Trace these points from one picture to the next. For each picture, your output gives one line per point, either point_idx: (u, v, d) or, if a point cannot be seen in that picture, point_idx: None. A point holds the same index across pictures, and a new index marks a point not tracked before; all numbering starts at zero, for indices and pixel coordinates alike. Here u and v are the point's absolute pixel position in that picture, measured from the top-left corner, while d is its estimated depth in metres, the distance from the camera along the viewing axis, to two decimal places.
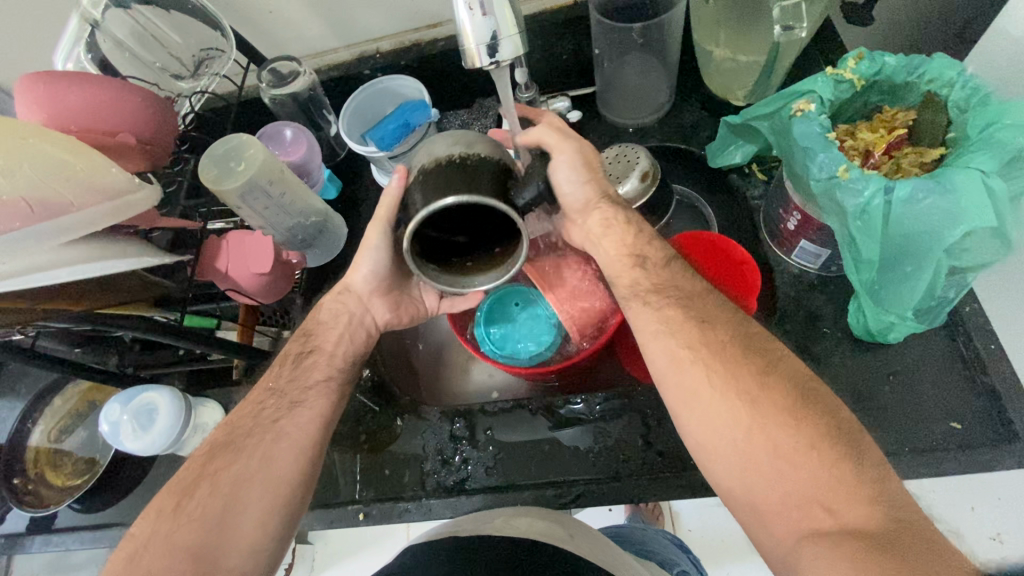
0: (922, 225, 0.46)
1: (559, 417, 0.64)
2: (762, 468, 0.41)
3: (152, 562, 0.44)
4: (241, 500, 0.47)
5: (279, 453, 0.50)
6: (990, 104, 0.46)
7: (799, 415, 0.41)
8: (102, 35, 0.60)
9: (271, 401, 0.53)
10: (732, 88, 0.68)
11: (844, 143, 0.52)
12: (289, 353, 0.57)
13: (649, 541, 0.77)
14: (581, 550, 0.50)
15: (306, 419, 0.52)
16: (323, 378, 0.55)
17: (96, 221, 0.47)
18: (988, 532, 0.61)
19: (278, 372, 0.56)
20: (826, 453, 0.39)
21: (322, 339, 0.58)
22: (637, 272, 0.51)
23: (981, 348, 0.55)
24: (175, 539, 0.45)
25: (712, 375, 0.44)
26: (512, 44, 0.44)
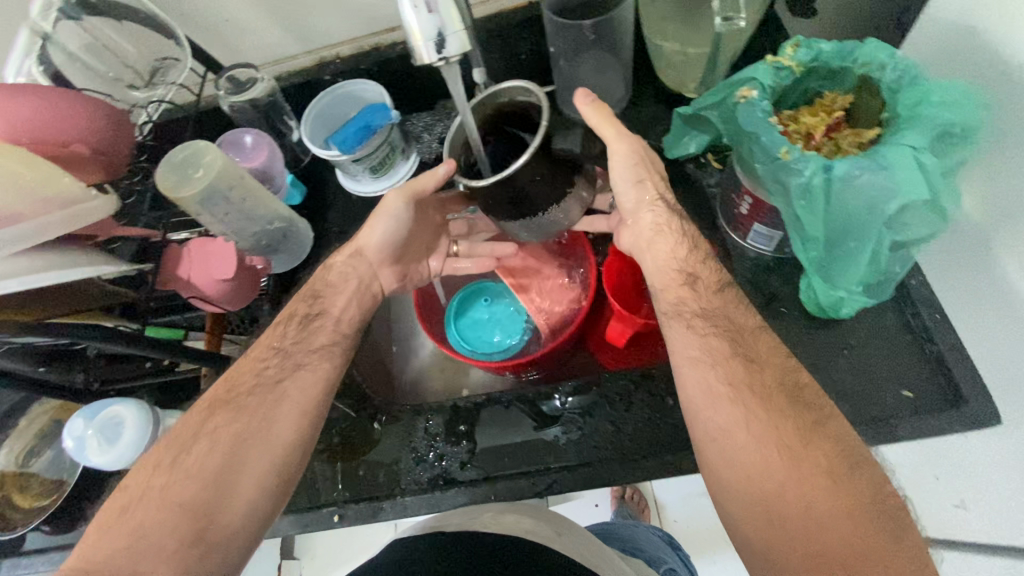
0: (862, 202, 0.48)
1: (544, 416, 0.64)
2: (792, 526, 0.40)
3: (143, 516, 0.44)
4: (239, 460, 0.48)
5: (278, 416, 0.50)
6: (919, 85, 0.49)
7: (842, 481, 0.40)
8: (53, 47, 0.58)
9: (274, 359, 0.54)
10: (684, 81, 0.71)
11: (787, 127, 0.54)
12: (295, 313, 0.58)
13: (638, 538, 0.78)
14: (566, 549, 0.50)
15: (308, 379, 0.53)
16: (325, 341, 0.56)
17: (49, 228, 0.47)
18: (959, 497, 0.55)
19: (285, 329, 0.56)
20: (865, 522, 0.39)
21: (329, 302, 0.59)
22: (686, 290, 0.51)
23: (927, 318, 0.58)
24: (171, 494, 0.45)
25: (753, 418, 0.44)
26: (458, 40, 0.45)
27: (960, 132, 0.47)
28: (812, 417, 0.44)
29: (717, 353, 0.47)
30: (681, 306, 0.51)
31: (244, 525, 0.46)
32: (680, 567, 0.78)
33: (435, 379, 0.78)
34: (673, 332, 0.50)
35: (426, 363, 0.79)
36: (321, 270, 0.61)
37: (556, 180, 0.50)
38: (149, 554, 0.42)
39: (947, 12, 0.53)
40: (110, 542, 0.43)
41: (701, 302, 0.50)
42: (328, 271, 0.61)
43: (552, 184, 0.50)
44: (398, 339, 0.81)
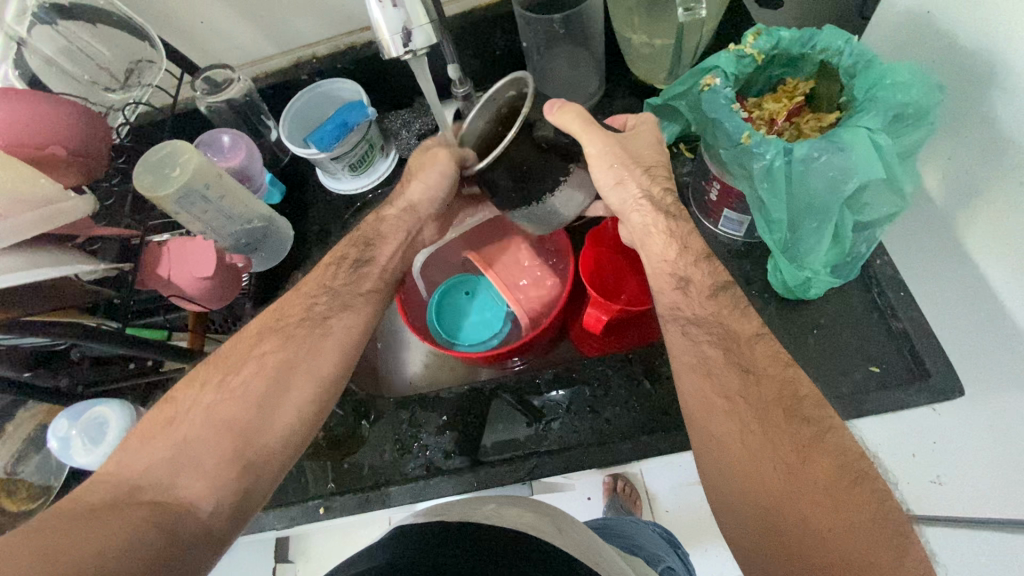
0: (822, 183, 0.50)
1: (530, 408, 0.65)
2: (787, 532, 0.38)
3: (191, 429, 0.45)
4: (285, 385, 0.49)
5: (324, 349, 0.52)
6: (874, 68, 0.51)
7: (842, 497, 0.38)
8: (29, 52, 0.59)
9: (324, 297, 0.55)
10: (654, 73, 0.72)
11: (751, 113, 0.56)
12: (346, 256, 0.59)
13: (637, 535, 0.79)
14: (566, 545, 0.46)
15: (352, 321, 0.54)
16: (373, 287, 0.58)
17: (23, 229, 0.48)
18: (930, 476, 0.52)
19: (336, 273, 0.57)
20: (865, 540, 0.36)
21: (377, 251, 0.59)
22: (677, 295, 0.52)
23: (892, 296, 0.60)
24: (216, 411, 0.46)
25: (749, 434, 0.43)
26: (424, 33, 0.46)
27: (914, 112, 0.49)
28: (779, 388, 0.45)
29: (713, 362, 0.47)
30: (676, 311, 0.51)
31: (281, 448, 0.47)
32: (677, 565, 0.80)
33: (421, 373, 0.79)
34: (671, 334, 0.50)
35: (413, 361, 0.80)
36: (374, 220, 0.61)
37: (554, 164, 0.48)
38: (194, 465, 0.43)
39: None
40: (153, 452, 0.43)
41: (695, 309, 0.51)
42: (379, 223, 0.60)
43: (548, 167, 0.48)
44: (383, 337, 0.82)
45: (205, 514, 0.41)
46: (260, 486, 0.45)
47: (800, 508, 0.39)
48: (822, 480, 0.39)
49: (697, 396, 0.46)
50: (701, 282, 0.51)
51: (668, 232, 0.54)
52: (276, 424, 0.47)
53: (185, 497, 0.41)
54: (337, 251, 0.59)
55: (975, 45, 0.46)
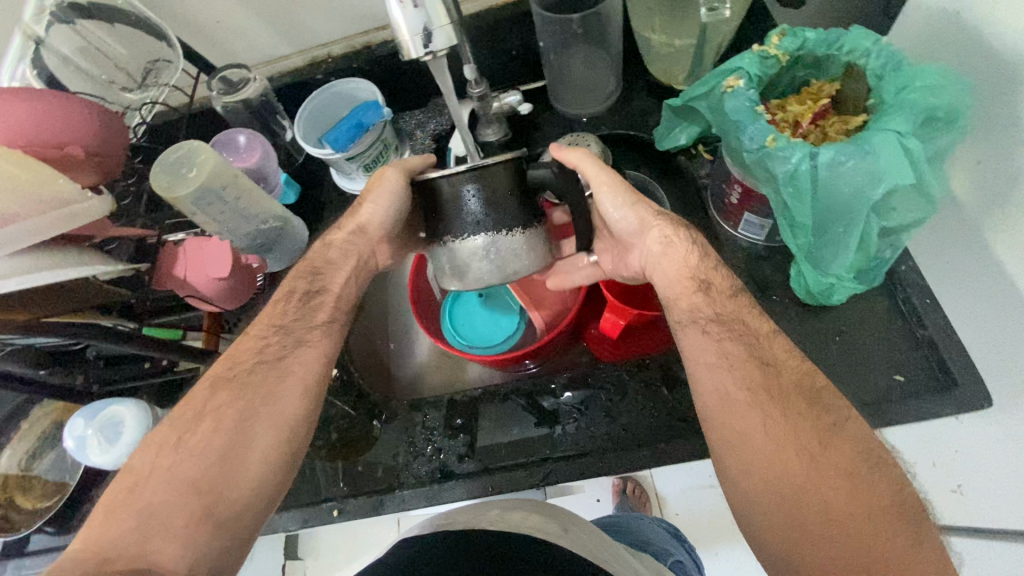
0: (848, 188, 0.49)
1: (543, 411, 0.64)
2: (808, 518, 0.41)
3: (153, 496, 0.44)
4: (272, 399, 0.50)
5: (282, 392, 0.51)
6: (903, 70, 0.50)
7: (863, 481, 0.41)
8: (46, 51, 0.59)
9: (275, 337, 0.54)
10: (673, 73, 0.71)
11: (775, 116, 0.55)
12: (295, 289, 0.56)
13: (644, 531, 0.78)
14: (573, 544, 0.45)
15: (310, 357, 0.53)
16: (326, 317, 0.56)
17: (44, 231, 0.48)
18: (951, 485, 0.52)
19: (284, 307, 0.55)
20: (882, 526, 0.40)
21: (329, 279, 0.57)
22: (698, 297, 0.50)
23: (918, 303, 0.58)
24: (180, 470, 0.46)
25: (771, 425, 0.44)
26: (444, 34, 0.46)
27: (945, 115, 0.48)
28: (803, 400, 0.45)
29: (741, 359, 0.47)
30: (696, 313, 0.50)
31: (253, 500, 0.47)
32: (686, 559, 0.78)
33: (434, 376, 0.79)
34: (699, 334, 0.49)
35: (425, 363, 0.80)
36: (320, 247, 0.59)
37: (526, 202, 0.47)
38: (162, 531, 0.43)
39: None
40: (118, 522, 0.43)
41: (716, 307, 0.49)
42: (327, 248, 0.59)
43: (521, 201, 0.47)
44: (395, 337, 0.83)
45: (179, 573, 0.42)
46: (247, 516, 0.47)
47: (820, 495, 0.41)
48: (841, 463, 0.42)
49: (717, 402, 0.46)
50: (721, 284, 0.50)
51: (690, 241, 0.52)
52: (240, 478, 0.47)
53: (155, 561, 0.42)
54: (286, 284, 0.57)
55: (1006, 47, 0.45)
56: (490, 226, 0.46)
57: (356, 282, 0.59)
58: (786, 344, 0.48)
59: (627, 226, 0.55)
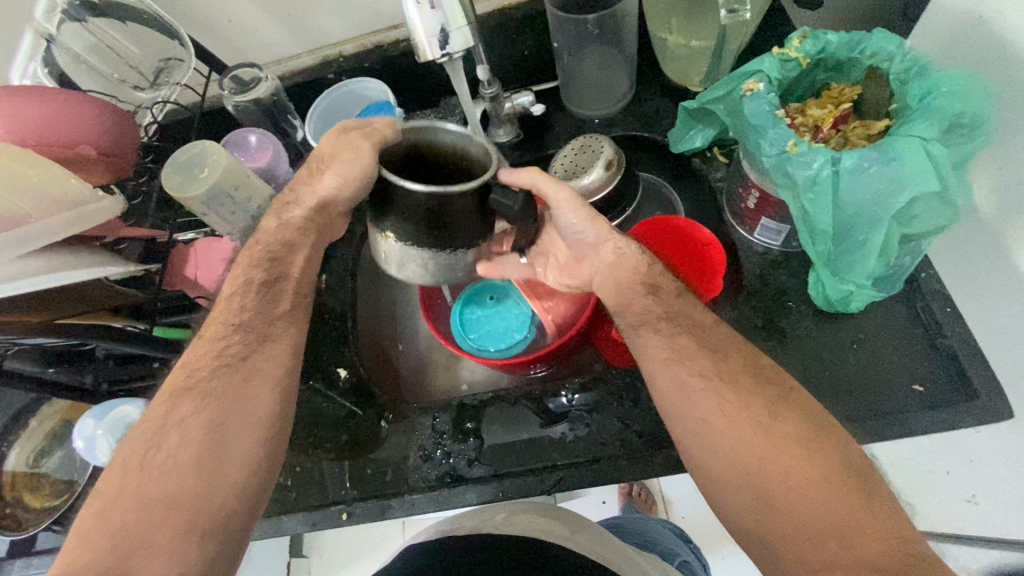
0: (869, 195, 0.48)
1: (551, 413, 0.64)
2: (787, 508, 0.42)
3: (125, 516, 0.45)
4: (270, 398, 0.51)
5: (253, 391, 0.51)
6: (928, 75, 0.49)
7: (810, 447, 0.44)
8: (58, 48, 0.59)
9: (236, 337, 0.53)
10: (689, 74, 0.70)
11: (794, 120, 0.54)
12: (252, 280, 0.54)
13: (649, 531, 0.77)
14: (583, 547, 0.47)
15: (271, 355, 0.53)
16: (290, 307, 0.55)
17: (57, 231, 0.48)
18: (964, 495, 0.57)
19: (242, 301, 0.54)
20: (855, 501, 0.41)
21: (288, 264, 0.55)
22: (678, 302, 0.51)
23: (938, 311, 0.57)
24: (146, 491, 0.46)
25: (774, 433, 0.45)
26: (462, 36, 0.45)
27: (969, 122, 0.47)
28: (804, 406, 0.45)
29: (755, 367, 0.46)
30: (687, 318, 0.50)
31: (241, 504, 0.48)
32: (692, 559, 0.78)
33: (442, 378, 0.78)
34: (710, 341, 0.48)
35: (433, 365, 0.79)
36: (275, 227, 0.55)
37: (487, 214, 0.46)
38: (147, 548, 0.44)
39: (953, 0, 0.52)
40: (93, 545, 0.44)
41: (684, 309, 0.51)
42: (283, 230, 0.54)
43: (466, 228, 0.44)
44: (403, 337, 0.82)
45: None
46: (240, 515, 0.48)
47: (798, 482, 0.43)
48: (788, 432, 0.44)
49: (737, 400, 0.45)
50: (668, 287, 0.51)
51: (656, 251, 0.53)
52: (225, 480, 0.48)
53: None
54: (240, 275, 0.55)
55: None
56: (447, 239, 0.45)
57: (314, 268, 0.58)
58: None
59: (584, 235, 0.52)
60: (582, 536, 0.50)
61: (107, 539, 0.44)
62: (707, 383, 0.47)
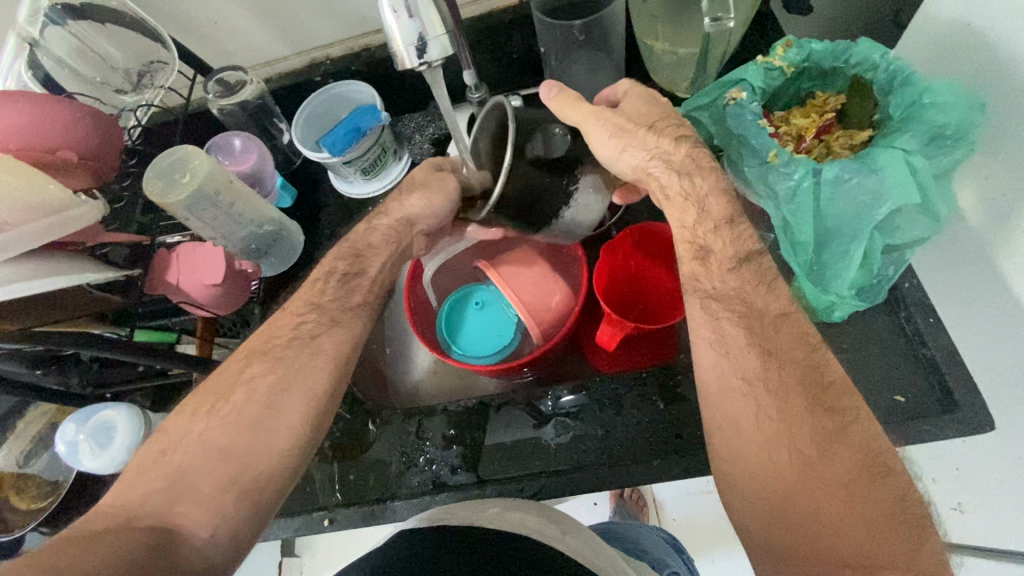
0: (849, 206, 0.49)
1: (541, 414, 0.64)
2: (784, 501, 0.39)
3: (184, 458, 0.44)
4: (278, 408, 0.48)
5: (313, 369, 0.51)
6: (911, 85, 0.49)
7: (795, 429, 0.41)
8: (40, 52, 0.58)
9: (312, 315, 0.55)
10: (676, 81, 0.70)
11: (778, 129, 0.54)
12: (335, 269, 0.58)
13: (642, 539, 0.77)
14: (574, 549, 0.47)
15: (341, 336, 0.54)
16: (362, 302, 0.57)
17: (32, 239, 0.48)
18: (953, 504, 0.57)
19: (326, 285, 0.57)
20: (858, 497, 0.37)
21: (368, 262, 0.59)
22: None
23: (921, 322, 0.57)
24: (209, 438, 0.46)
25: None
26: (440, 44, 0.45)
27: (952, 132, 0.47)
28: (826, 413, 0.40)
29: None
30: None
31: (280, 471, 0.46)
32: (682, 569, 0.78)
33: (431, 381, 0.78)
34: None
35: (421, 369, 0.79)
36: (364, 230, 0.60)
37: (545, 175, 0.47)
38: (183, 488, 0.43)
39: (939, 9, 0.52)
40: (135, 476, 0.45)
41: None
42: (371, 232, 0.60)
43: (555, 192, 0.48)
44: (392, 341, 0.82)
45: (200, 543, 0.41)
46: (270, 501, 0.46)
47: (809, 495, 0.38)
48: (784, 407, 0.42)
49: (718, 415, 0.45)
50: (721, 252, 0.49)
51: None
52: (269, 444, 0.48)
53: (183, 523, 0.41)
54: (327, 265, 0.59)
55: (1009, 63, 0.44)
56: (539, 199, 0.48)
57: (393, 271, 0.61)
58: (824, 366, 0.43)
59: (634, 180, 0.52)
60: (574, 538, 0.49)
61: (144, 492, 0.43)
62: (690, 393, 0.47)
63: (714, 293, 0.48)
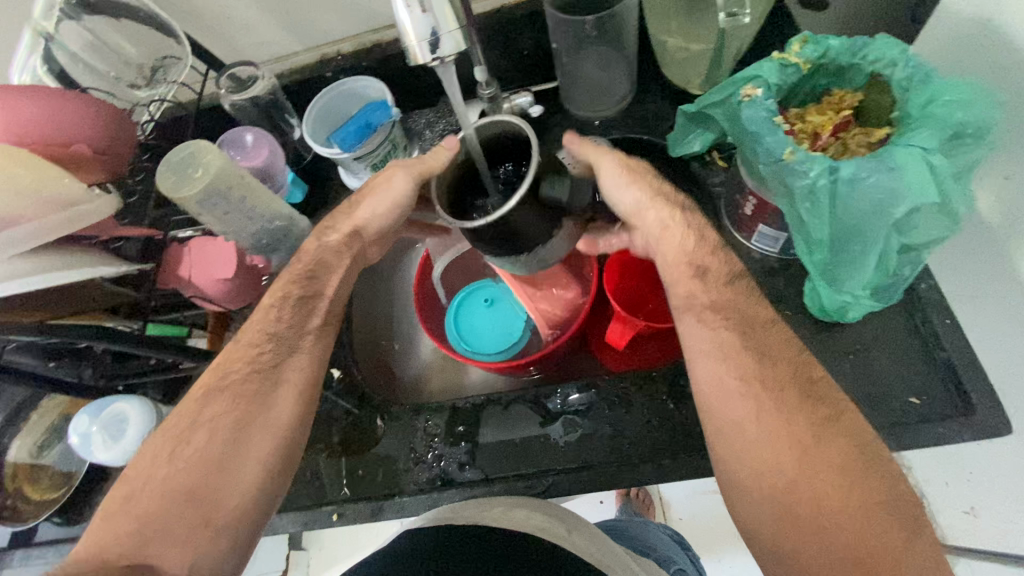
0: (866, 205, 0.48)
1: (548, 411, 0.64)
2: (797, 502, 0.41)
3: (152, 498, 0.47)
4: (241, 443, 0.50)
5: (280, 395, 0.53)
6: (932, 82, 0.48)
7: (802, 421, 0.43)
8: (56, 47, 0.59)
9: (268, 345, 0.54)
10: (689, 76, 0.69)
11: (793, 126, 0.53)
12: (289, 295, 0.55)
13: (648, 537, 0.77)
14: (580, 547, 0.46)
15: (303, 363, 0.54)
16: (318, 323, 0.56)
17: (47, 233, 0.48)
18: (964, 507, 0.59)
19: (279, 313, 0.55)
20: (858, 492, 0.40)
21: (323, 283, 0.57)
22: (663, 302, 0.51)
23: (938, 324, 0.56)
24: (172, 480, 0.48)
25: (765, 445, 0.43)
26: (453, 39, 0.44)
27: (973, 131, 0.46)
28: (820, 406, 0.44)
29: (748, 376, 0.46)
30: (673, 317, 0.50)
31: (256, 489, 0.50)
32: (688, 566, 0.77)
33: (437, 379, 0.78)
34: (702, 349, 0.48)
35: (428, 366, 0.79)
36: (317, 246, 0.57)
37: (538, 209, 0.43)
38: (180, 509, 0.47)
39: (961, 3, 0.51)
40: (143, 484, 0.48)
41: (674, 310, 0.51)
42: (324, 250, 0.57)
43: (537, 234, 0.44)
44: (399, 337, 0.82)
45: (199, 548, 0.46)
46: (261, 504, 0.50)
47: (814, 492, 0.41)
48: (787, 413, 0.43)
49: (728, 413, 0.45)
50: (719, 270, 0.49)
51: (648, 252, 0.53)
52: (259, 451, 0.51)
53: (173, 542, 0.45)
54: (281, 288, 0.56)
55: None
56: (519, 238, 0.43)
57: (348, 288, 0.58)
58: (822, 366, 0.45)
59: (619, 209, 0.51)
60: (580, 535, 0.49)
61: (126, 526, 0.46)
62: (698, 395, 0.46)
63: (710, 306, 0.48)
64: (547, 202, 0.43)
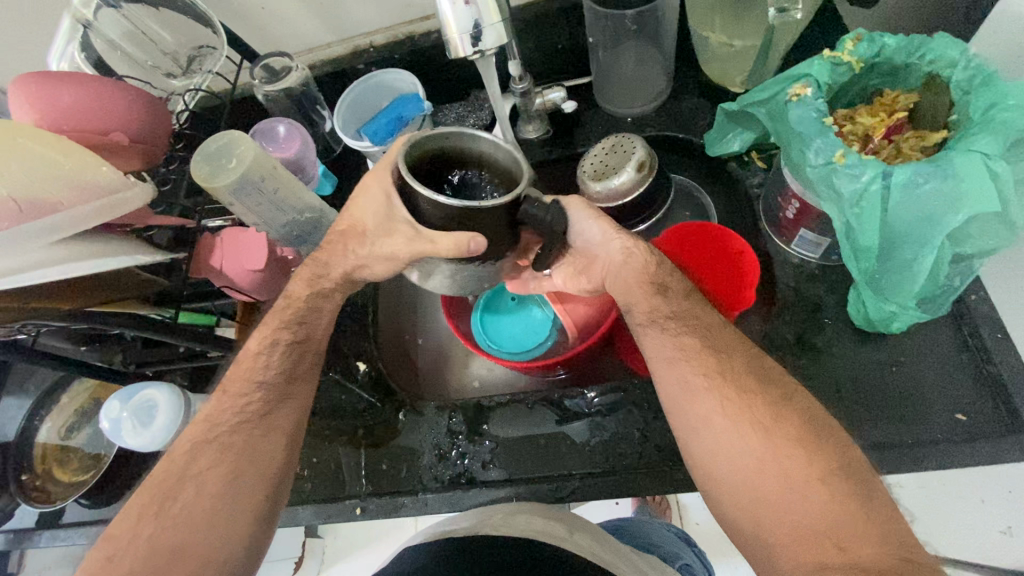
0: (919, 212, 0.46)
1: (564, 410, 0.63)
2: (772, 495, 0.41)
3: (152, 533, 0.47)
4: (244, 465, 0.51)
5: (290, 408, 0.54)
6: (992, 85, 0.45)
7: (774, 417, 0.44)
8: (94, 34, 0.60)
9: (259, 393, 0.54)
10: (729, 74, 0.67)
11: (843, 128, 0.51)
12: (280, 340, 0.55)
13: (652, 534, 0.75)
14: (581, 549, 0.46)
15: (295, 410, 0.54)
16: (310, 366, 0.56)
17: (85, 220, 0.47)
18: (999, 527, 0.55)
19: (268, 359, 0.55)
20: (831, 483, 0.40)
21: (316, 325, 0.57)
22: (698, 305, 0.50)
23: (987, 337, 0.54)
24: (165, 534, 0.47)
25: (787, 453, 0.42)
26: (494, 32, 0.44)
27: None
28: (771, 390, 0.45)
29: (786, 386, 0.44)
30: (709, 322, 0.49)
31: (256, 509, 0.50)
32: (695, 563, 0.75)
33: (459, 375, 0.78)
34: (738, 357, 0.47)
35: (450, 361, 0.79)
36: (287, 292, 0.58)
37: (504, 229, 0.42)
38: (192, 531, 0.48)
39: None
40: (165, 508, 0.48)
41: (709, 315, 0.50)
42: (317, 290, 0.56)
43: (492, 242, 0.42)
44: (423, 332, 0.81)
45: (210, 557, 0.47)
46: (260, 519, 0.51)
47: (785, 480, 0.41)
48: (793, 427, 0.43)
49: (765, 423, 0.43)
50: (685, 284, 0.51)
51: None
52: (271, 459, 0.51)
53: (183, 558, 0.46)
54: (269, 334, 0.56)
55: None
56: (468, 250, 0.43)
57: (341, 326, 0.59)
58: None
59: (594, 239, 0.52)
60: (582, 535, 0.49)
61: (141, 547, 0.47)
62: (731, 404, 0.45)
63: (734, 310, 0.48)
64: (516, 221, 0.42)
